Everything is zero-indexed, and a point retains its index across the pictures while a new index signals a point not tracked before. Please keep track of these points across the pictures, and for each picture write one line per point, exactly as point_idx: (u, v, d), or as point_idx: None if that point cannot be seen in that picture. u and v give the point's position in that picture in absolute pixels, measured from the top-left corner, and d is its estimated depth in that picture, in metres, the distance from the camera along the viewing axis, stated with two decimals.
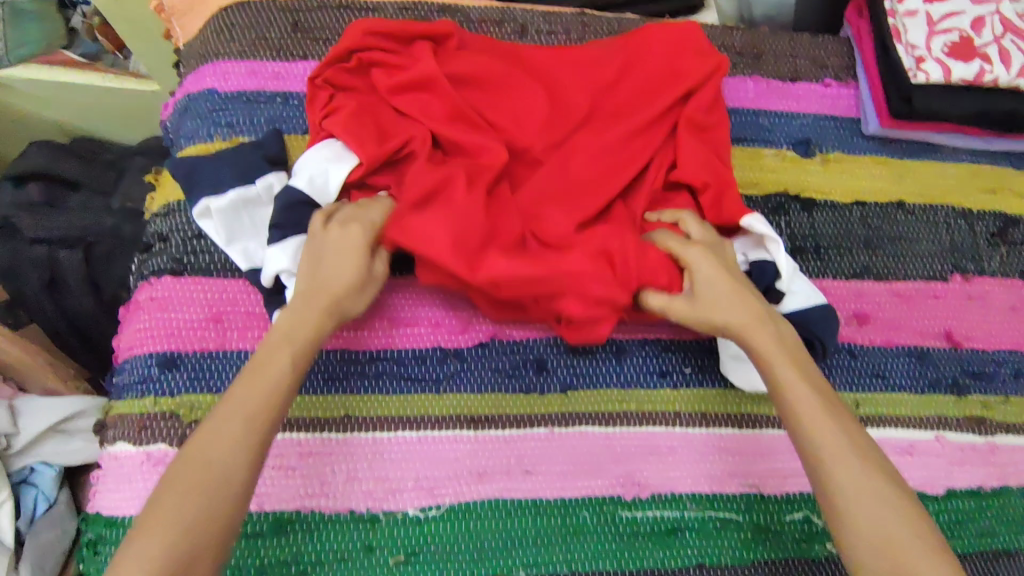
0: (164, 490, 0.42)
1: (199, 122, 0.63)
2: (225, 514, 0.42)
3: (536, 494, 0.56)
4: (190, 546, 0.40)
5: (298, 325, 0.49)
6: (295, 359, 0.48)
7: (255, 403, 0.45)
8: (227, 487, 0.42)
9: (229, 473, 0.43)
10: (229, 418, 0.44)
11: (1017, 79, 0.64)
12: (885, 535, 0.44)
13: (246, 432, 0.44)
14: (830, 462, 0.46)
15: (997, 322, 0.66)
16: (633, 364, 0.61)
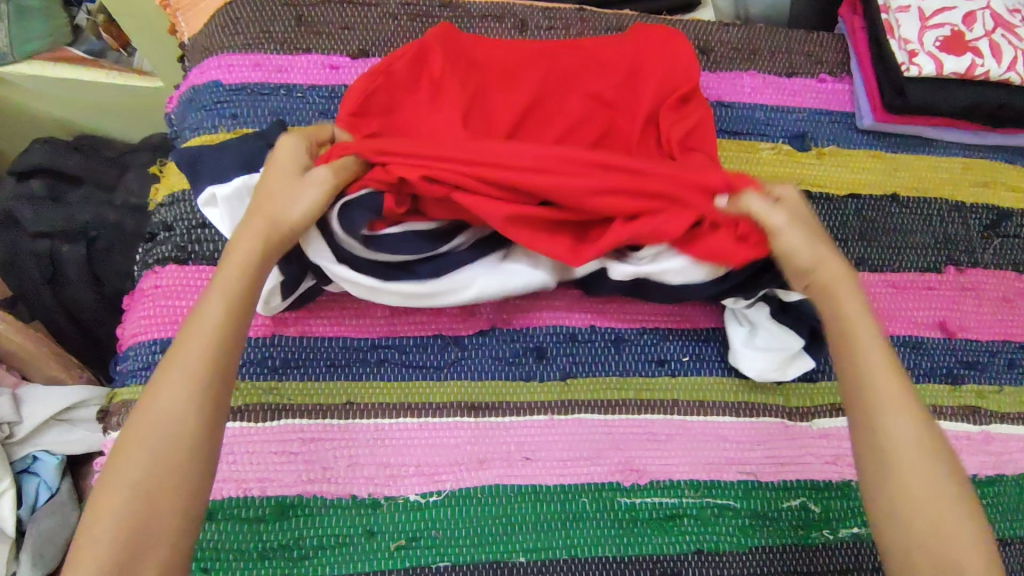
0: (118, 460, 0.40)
1: (204, 114, 0.64)
2: (177, 478, 0.40)
3: (536, 481, 0.56)
4: (152, 515, 0.39)
5: (237, 271, 0.46)
6: (230, 304, 0.44)
7: (195, 353, 0.42)
8: (176, 448, 0.40)
9: (174, 431, 0.40)
10: (171, 383, 0.42)
11: (1008, 72, 0.65)
12: (922, 491, 0.43)
13: (190, 386, 0.41)
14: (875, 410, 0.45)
15: (991, 313, 0.67)
16: (632, 352, 0.61)
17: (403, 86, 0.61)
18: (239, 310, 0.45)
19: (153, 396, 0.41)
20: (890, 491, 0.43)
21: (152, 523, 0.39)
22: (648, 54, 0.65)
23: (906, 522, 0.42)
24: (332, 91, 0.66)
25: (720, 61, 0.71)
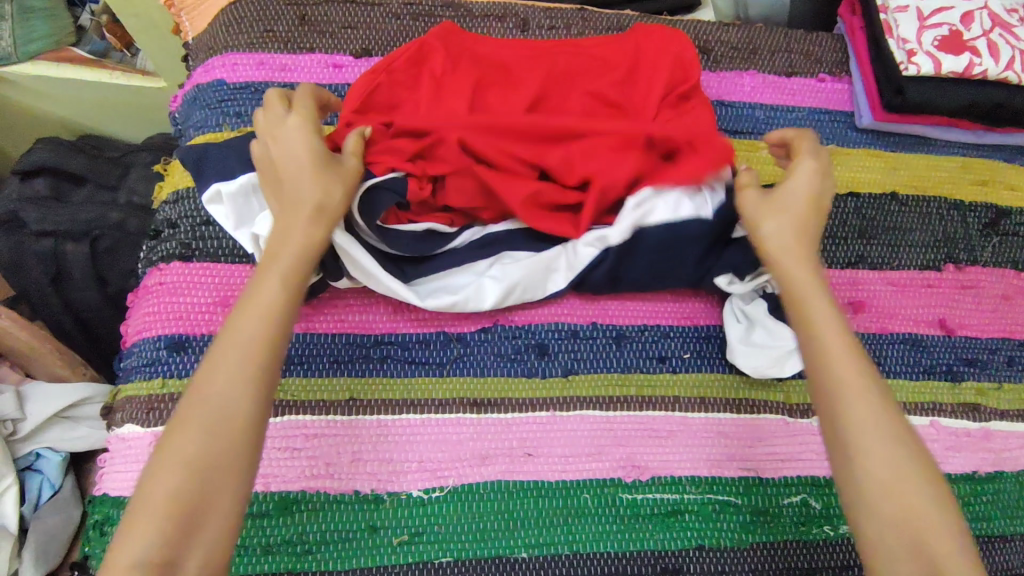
0: (172, 438, 0.41)
1: (208, 112, 0.64)
2: (230, 458, 0.41)
3: (538, 476, 0.56)
4: (205, 495, 0.40)
5: (292, 256, 0.48)
6: (286, 287, 0.47)
7: (255, 333, 0.44)
8: (232, 427, 0.42)
9: (232, 410, 0.42)
10: (220, 366, 0.43)
11: (1006, 71, 0.66)
12: (892, 480, 0.43)
13: (246, 367, 0.43)
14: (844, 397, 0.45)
15: (990, 311, 0.67)
16: (633, 349, 0.62)
17: (403, 84, 0.62)
18: (292, 298, 0.47)
19: (208, 374, 0.43)
20: (865, 480, 0.43)
21: (204, 503, 0.40)
22: (650, 55, 0.65)
23: (880, 512, 0.43)
24: (335, 90, 0.66)
25: (720, 60, 0.72)
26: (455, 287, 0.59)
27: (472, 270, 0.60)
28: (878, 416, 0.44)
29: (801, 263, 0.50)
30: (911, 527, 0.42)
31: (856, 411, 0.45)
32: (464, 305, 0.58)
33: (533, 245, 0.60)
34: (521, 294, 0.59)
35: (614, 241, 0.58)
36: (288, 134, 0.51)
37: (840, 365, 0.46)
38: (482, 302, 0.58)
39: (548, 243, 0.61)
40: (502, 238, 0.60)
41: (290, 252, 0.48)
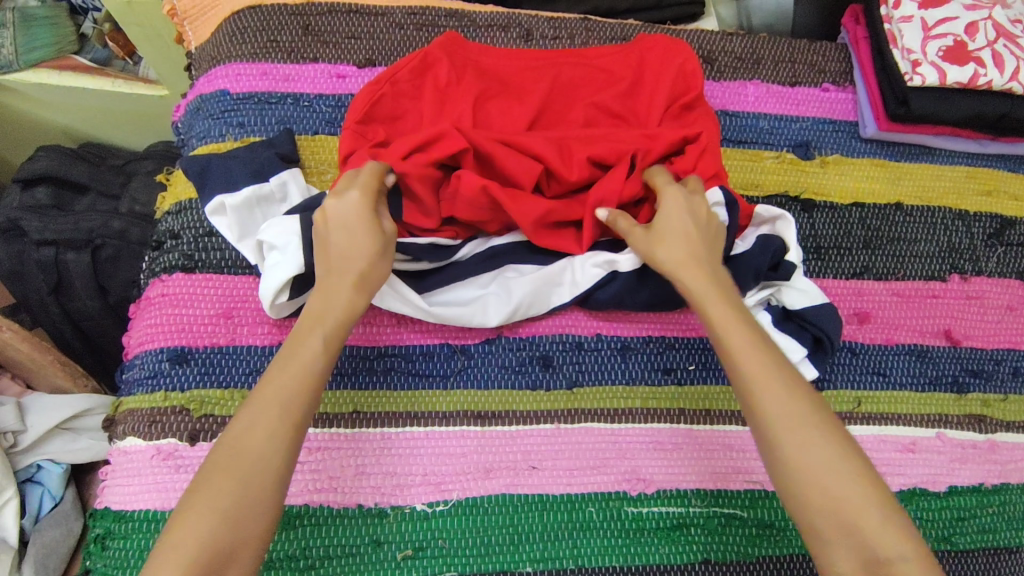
0: (199, 489, 0.42)
1: (211, 123, 0.64)
2: (261, 502, 0.42)
3: (542, 490, 0.56)
4: (230, 538, 0.41)
5: (332, 319, 0.49)
6: (327, 346, 0.48)
7: (293, 389, 0.46)
8: (260, 476, 0.43)
9: (266, 462, 0.43)
10: (260, 411, 0.44)
11: (1011, 82, 0.66)
12: (835, 484, 0.43)
13: (279, 418, 0.44)
14: (780, 412, 0.46)
15: (996, 322, 0.67)
16: (638, 361, 0.61)
17: (408, 95, 0.62)
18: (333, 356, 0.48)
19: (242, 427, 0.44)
20: (814, 499, 0.43)
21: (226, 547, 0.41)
22: (652, 65, 0.65)
23: (825, 530, 0.43)
24: (338, 100, 0.66)
25: (724, 70, 0.72)
26: (462, 303, 0.59)
27: (479, 285, 0.60)
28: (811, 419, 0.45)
29: (700, 267, 0.53)
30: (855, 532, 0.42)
31: (792, 430, 0.45)
32: (469, 319, 0.58)
33: (537, 256, 0.60)
34: (526, 304, 0.58)
35: (624, 268, 0.59)
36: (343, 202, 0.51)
37: (768, 384, 0.47)
38: (488, 318, 0.58)
39: (552, 254, 0.61)
40: (506, 249, 0.60)
41: (329, 310, 0.49)
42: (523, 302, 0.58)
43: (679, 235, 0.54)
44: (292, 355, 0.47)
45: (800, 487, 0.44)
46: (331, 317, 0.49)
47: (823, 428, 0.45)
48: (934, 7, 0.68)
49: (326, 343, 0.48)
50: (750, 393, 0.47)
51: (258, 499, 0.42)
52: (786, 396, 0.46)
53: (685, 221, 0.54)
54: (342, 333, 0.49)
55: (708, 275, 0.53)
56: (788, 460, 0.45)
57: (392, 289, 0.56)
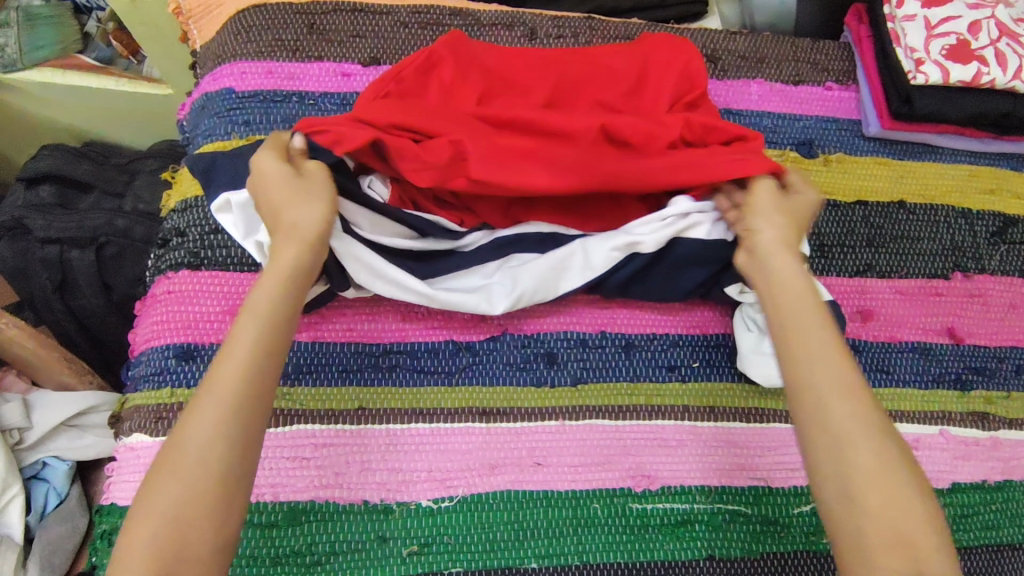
0: (154, 485, 0.40)
1: (216, 121, 0.64)
2: (216, 496, 0.40)
3: (547, 486, 0.56)
4: (189, 530, 0.39)
5: (266, 300, 0.46)
6: (265, 328, 0.45)
7: (235, 377, 0.43)
8: (211, 473, 0.41)
9: (216, 454, 0.41)
10: (208, 402, 0.42)
11: (1013, 80, 0.66)
12: (889, 496, 0.41)
13: (229, 412, 0.42)
14: (843, 417, 0.43)
15: (998, 319, 0.67)
16: (642, 357, 0.62)
17: (413, 93, 0.62)
18: (276, 336, 0.45)
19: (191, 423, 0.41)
20: (868, 507, 0.41)
21: (189, 541, 0.39)
22: (655, 65, 0.66)
23: (869, 537, 0.41)
24: (344, 98, 0.66)
25: (728, 69, 0.72)
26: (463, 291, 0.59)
27: (479, 275, 0.60)
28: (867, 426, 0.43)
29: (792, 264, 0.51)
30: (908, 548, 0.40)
31: (855, 437, 0.42)
32: (472, 306, 0.57)
33: (542, 253, 0.61)
34: (530, 292, 0.58)
35: (647, 250, 0.58)
36: (264, 166, 0.51)
37: (835, 389, 0.44)
38: (491, 306, 0.58)
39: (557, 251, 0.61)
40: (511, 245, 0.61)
41: (265, 291, 0.46)
42: (527, 288, 0.58)
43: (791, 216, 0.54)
44: (230, 343, 0.44)
45: (856, 495, 0.41)
46: (264, 300, 0.46)
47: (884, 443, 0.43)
48: (936, 6, 0.68)
49: (262, 324, 0.45)
50: (818, 392, 0.44)
51: (217, 490, 0.40)
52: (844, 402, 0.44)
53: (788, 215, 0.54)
54: (283, 313, 0.46)
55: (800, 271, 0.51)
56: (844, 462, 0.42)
57: (391, 273, 0.56)
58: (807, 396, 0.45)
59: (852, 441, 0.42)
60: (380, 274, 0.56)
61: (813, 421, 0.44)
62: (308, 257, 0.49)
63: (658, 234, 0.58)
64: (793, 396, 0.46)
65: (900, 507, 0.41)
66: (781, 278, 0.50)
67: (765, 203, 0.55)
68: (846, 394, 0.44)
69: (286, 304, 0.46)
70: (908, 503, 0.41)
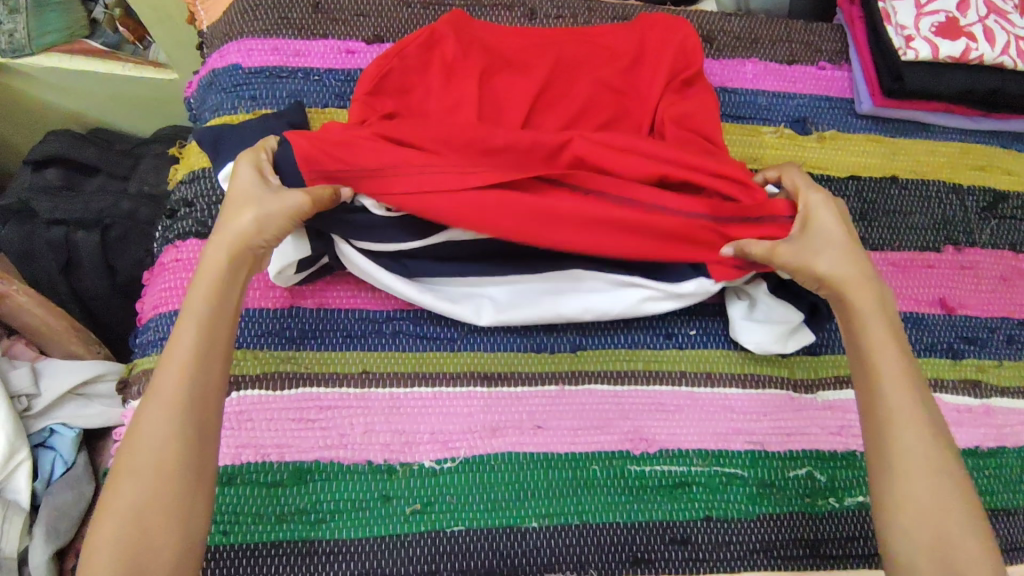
0: (112, 486, 0.42)
1: (224, 96, 0.66)
2: (171, 493, 0.42)
3: (547, 448, 0.57)
4: (153, 526, 0.41)
5: (202, 301, 0.47)
6: (203, 325, 0.46)
7: (180, 376, 0.44)
8: (166, 470, 0.42)
9: (164, 452, 0.42)
10: (158, 400, 0.43)
11: (1001, 56, 0.67)
12: (941, 508, 0.45)
13: (181, 410, 0.44)
14: (893, 422, 0.48)
15: (989, 291, 0.69)
16: (640, 326, 0.63)
17: (415, 69, 0.64)
18: (213, 329, 0.47)
19: (143, 424, 0.43)
20: (915, 520, 0.45)
21: (152, 538, 0.41)
22: (651, 44, 0.68)
23: (920, 542, 0.45)
24: (348, 74, 0.68)
25: (723, 49, 0.74)
26: (452, 297, 0.59)
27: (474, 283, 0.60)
28: (919, 445, 0.47)
29: (865, 290, 0.53)
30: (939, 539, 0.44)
31: (913, 457, 0.46)
32: (459, 316, 0.58)
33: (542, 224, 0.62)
34: (518, 317, 0.59)
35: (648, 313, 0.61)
36: (235, 175, 0.52)
37: (901, 413, 0.48)
38: (477, 320, 0.58)
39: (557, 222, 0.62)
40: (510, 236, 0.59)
41: (204, 288, 0.48)
42: (515, 315, 0.59)
43: (829, 241, 0.54)
44: (172, 344, 0.46)
45: (908, 509, 0.45)
46: (200, 298, 0.47)
47: (937, 460, 0.46)
48: None
49: (201, 323, 0.46)
50: (880, 416, 0.48)
51: (179, 484, 0.42)
52: (904, 420, 0.48)
53: (838, 240, 0.55)
54: (224, 306, 0.48)
55: (874, 296, 0.53)
56: (898, 479, 0.46)
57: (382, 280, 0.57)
58: (868, 417, 0.49)
59: (905, 458, 0.46)
60: (371, 276, 0.57)
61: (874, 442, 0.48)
62: (241, 256, 0.50)
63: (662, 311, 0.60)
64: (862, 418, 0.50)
65: (944, 514, 0.45)
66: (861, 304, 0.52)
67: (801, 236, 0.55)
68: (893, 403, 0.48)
69: (218, 301, 0.48)
70: (954, 511, 0.45)
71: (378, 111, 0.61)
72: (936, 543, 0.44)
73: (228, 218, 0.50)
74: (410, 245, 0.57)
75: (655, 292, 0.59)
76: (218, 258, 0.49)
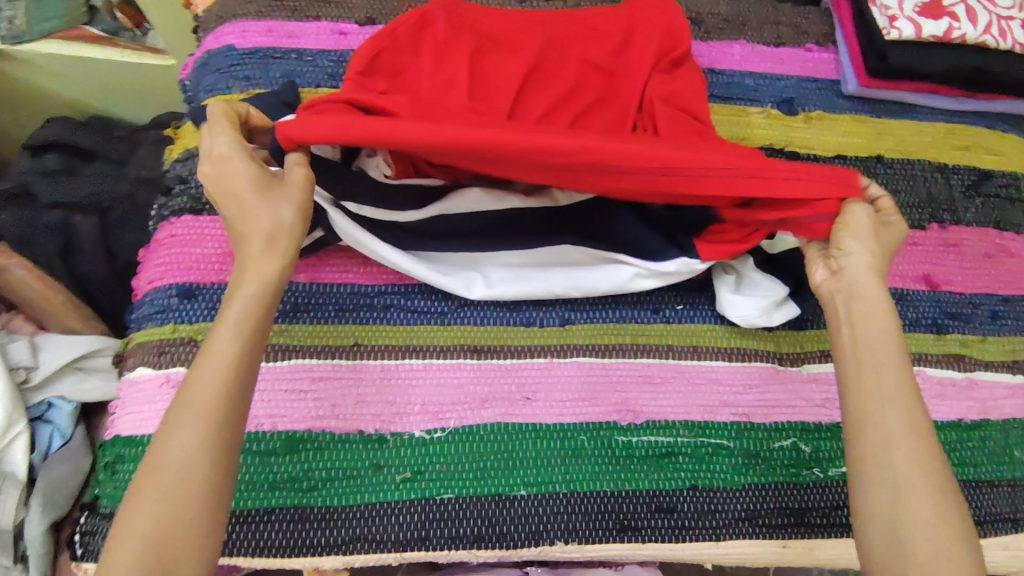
0: (135, 504, 0.41)
1: (218, 77, 0.67)
2: (196, 519, 0.41)
3: (535, 419, 0.58)
4: (175, 550, 0.40)
5: (236, 314, 0.45)
6: (247, 342, 0.45)
7: (215, 394, 0.43)
8: (193, 489, 0.41)
9: (196, 476, 0.41)
10: (191, 421, 0.42)
11: (983, 35, 0.68)
12: (930, 526, 0.43)
13: (216, 433, 0.42)
14: (872, 406, 0.46)
15: (973, 267, 0.70)
16: (628, 301, 0.63)
17: (407, 50, 0.64)
18: (250, 346, 0.45)
19: (173, 440, 0.42)
20: (904, 535, 0.43)
21: (168, 556, 0.40)
22: (640, 25, 0.69)
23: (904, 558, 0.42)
24: (341, 56, 0.69)
25: (711, 31, 0.75)
26: (445, 269, 0.60)
27: (469, 259, 0.61)
28: (914, 458, 0.44)
29: (873, 297, 0.50)
30: (898, 528, 0.43)
31: (905, 473, 0.44)
32: (453, 288, 0.59)
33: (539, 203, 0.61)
34: (511, 291, 0.60)
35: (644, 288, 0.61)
36: (221, 162, 0.48)
37: (902, 427, 0.45)
38: (471, 292, 0.59)
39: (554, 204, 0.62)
40: (500, 211, 0.60)
41: (243, 297, 0.46)
42: (507, 288, 0.60)
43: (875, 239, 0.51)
44: (207, 355, 0.44)
45: (901, 526, 0.43)
46: (238, 309, 0.46)
47: (929, 478, 0.44)
48: None
49: (244, 339, 0.45)
50: (875, 428, 0.45)
51: (204, 510, 0.41)
52: (899, 432, 0.45)
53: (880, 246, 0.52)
54: (260, 320, 0.46)
55: (885, 304, 0.49)
56: (898, 492, 0.44)
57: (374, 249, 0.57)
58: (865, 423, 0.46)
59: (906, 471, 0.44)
60: (363, 244, 0.57)
61: (865, 448, 0.45)
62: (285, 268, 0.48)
63: (654, 283, 0.61)
64: (850, 420, 0.47)
65: (933, 532, 0.43)
66: (865, 307, 0.49)
67: (864, 222, 0.51)
68: (880, 396, 0.46)
69: (259, 314, 0.46)
70: (942, 529, 0.43)
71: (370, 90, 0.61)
72: (894, 532, 0.43)
73: (257, 215, 0.47)
74: (406, 215, 0.59)
75: (643, 270, 0.60)
76: (262, 265, 0.47)
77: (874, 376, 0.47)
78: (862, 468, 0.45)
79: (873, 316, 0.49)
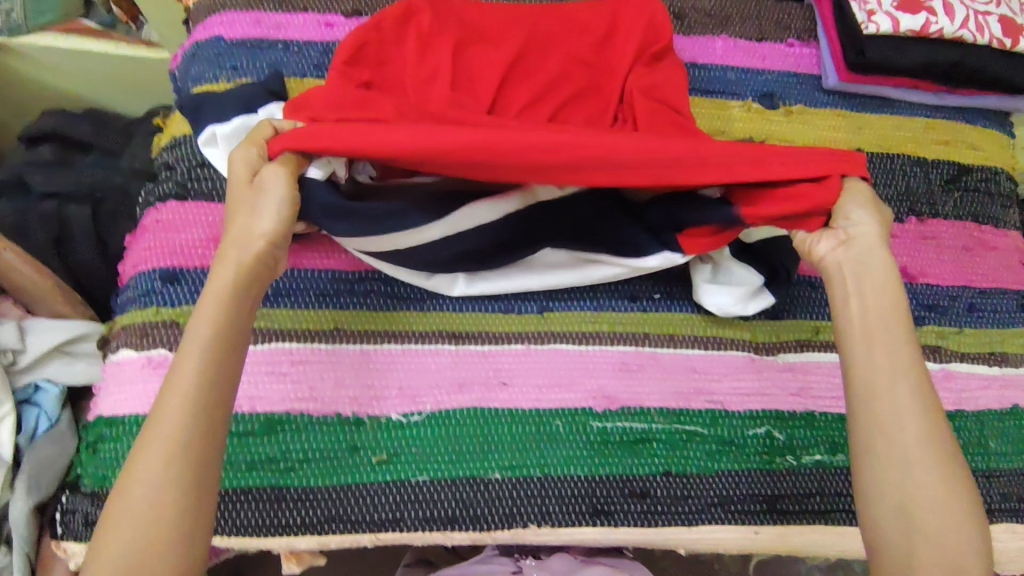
0: (108, 530, 0.40)
1: (205, 66, 0.68)
2: (168, 542, 0.40)
3: (511, 404, 0.59)
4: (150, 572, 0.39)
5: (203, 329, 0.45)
6: (208, 356, 0.44)
7: (179, 412, 0.42)
8: (161, 515, 0.40)
9: (163, 497, 0.40)
10: (157, 441, 0.41)
11: (961, 29, 0.69)
12: (938, 505, 0.43)
13: (182, 451, 0.41)
14: (879, 380, 0.46)
15: (950, 260, 0.70)
16: (607, 290, 0.64)
17: (391, 41, 0.65)
18: (212, 357, 0.44)
19: (142, 463, 0.41)
20: (918, 516, 0.43)
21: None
22: (623, 19, 0.70)
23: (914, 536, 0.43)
24: (326, 47, 0.70)
25: (694, 26, 0.75)
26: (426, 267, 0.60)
27: None
28: (920, 433, 0.45)
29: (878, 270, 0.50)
30: (909, 506, 0.43)
31: (914, 456, 0.44)
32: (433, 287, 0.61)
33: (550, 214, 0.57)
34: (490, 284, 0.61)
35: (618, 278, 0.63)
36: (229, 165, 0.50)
37: (906, 411, 0.45)
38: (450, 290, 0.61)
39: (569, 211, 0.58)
40: None
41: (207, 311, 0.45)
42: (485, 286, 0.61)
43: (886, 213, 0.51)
44: (173, 371, 0.44)
45: (910, 507, 0.43)
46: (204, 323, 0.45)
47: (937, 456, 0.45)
48: None
49: (207, 353, 0.44)
50: (879, 411, 0.45)
51: (176, 532, 0.40)
52: (913, 414, 0.45)
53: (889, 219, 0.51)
54: (224, 329, 0.45)
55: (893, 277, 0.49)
56: (908, 473, 0.44)
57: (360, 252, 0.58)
58: (872, 394, 0.46)
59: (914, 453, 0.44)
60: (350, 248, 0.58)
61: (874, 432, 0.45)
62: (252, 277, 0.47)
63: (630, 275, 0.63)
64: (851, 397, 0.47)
65: (943, 508, 0.43)
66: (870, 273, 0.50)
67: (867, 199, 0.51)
68: (888, 370, 0.46)
69: (225, 325, 0.45)
70: (951, 501, 0.44)
71: (354, 79, 0.62)
72: (902, 506, 0.44)
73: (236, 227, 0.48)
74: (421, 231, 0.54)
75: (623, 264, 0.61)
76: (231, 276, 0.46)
77: (884, 352, 0.47)
78: (871, 444, 0.45)
79: (883, 291, 0.49)
